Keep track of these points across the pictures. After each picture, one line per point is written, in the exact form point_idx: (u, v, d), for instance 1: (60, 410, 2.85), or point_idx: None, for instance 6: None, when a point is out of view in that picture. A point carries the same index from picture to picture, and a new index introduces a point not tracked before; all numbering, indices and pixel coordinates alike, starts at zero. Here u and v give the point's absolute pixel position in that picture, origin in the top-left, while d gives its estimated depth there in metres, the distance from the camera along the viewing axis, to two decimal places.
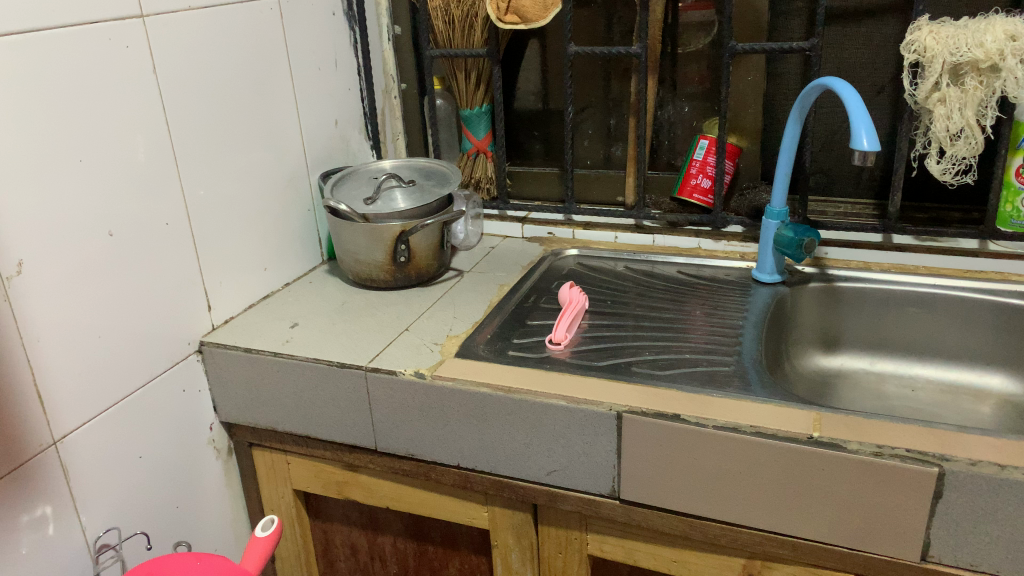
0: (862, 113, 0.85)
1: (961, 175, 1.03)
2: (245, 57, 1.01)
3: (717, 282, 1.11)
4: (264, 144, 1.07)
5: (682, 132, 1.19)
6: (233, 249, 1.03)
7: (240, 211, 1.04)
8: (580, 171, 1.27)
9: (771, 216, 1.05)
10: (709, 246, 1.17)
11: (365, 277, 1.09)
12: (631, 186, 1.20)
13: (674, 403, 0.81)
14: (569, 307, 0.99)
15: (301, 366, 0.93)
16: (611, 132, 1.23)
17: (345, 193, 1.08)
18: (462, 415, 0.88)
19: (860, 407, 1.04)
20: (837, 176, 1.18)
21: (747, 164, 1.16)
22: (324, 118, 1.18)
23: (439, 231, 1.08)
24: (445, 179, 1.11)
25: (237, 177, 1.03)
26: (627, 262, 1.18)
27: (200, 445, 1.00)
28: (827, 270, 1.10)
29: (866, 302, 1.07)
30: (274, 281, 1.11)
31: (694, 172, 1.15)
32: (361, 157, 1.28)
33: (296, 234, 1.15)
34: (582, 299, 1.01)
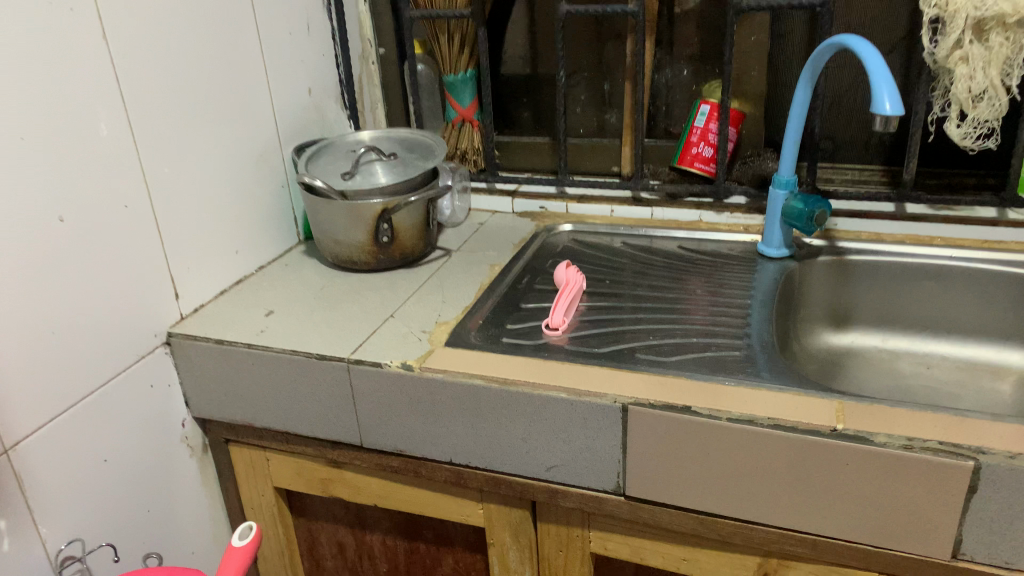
0: (884, 74, 0.79)
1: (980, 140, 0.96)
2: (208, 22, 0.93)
3: (721, 258, 1.05)
4: (231, 117, 0.98)
5: (681, 97, 1.12)
6: (202, 231, 0.96)
7: (207, 190, 0.96)
8: (573, 140, 1.20)
9: (779, 186, 0.98)
10: (711, 219, 1.10)
11: (346, 259, 1.01)
12: (627, 155, 1.13)
13: (685, 394, 0.75)
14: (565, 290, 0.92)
15: (278, 359, 0.87)
16: (605, 98, 1.16)
17: (322, 168, 1.00)
18: (454, 409, 0.81)
19: (873, 388, 0.99)
20: (846, 142, 1.11)
21: (749, 130, 1.10)
22: (297, 86, 1.10)
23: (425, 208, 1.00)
24: (428, 152, 1.04)
25: (203, 153, 0.94)
26: (625, 237, 1.11)
27: (171, 444, 0.93)
28: (837, 243, 1.03)
29: (878, 276, 1.01)
30: (247, 265, 1.04)
31: (695, 140, 1.08)
32: (338, 128, 1.20)
33: (270, 214, 1.07)
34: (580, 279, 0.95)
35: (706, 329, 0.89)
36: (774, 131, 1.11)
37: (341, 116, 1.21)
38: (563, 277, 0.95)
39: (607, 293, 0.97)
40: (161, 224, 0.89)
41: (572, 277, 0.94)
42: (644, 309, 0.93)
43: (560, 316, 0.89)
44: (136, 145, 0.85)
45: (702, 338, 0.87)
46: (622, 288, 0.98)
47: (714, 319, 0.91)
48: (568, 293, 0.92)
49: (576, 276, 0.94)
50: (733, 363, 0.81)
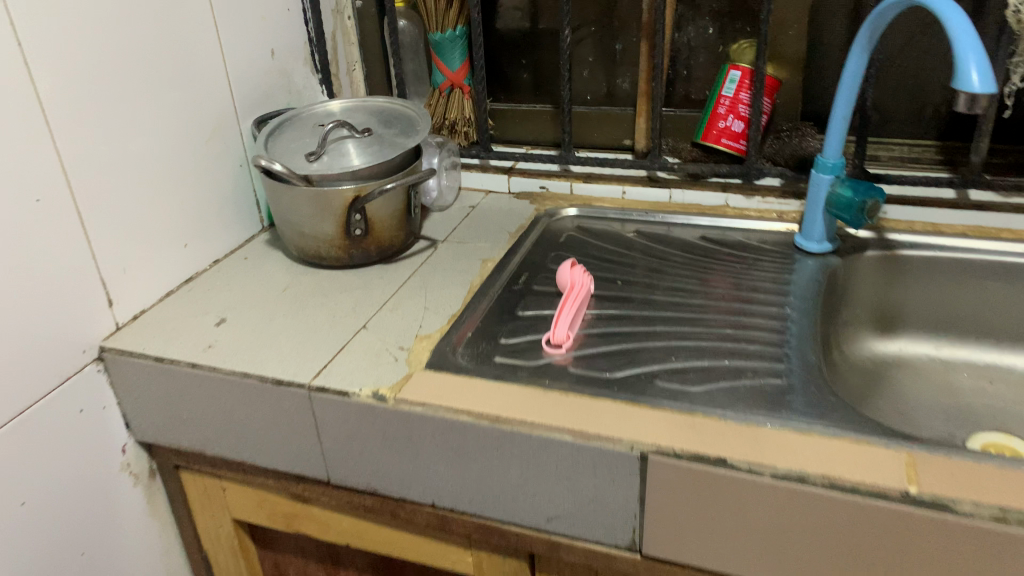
0: (971, 38, 0.63)
1: None
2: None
3: (751, 251, 0.90)
4: (172, 85, 0.82)
5: (706, 60, 0.96)
6: (141, 224, 0.81)
7: (144, 173, 0.80)
8: (578, 109, 1.04)
9: (823, 170, 0.83)
10: (739, 204, 0.95)
11: (313, 254, 0.86)
12: (643, 129, 0.99)
13: (717, 440, 0.61)
14: (570, 296, 0.78)
15: (227, 382, 0.73)
16: (617, 60, 1.00)
17: (284, 147, 0.85)
18: (436, 447, 0.68)
19: (927, 406, 0.85)
20: (896, 114, 0.95)
21: (785, 100, 0.94)
22: (257, 47, 0.94)
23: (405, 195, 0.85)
24: (410, 127, 0.88)
25: (136, 129, 0.79)
26: (638, 225, 0.96)
27: (110, 474, 0.80)
28: (887, 235, 0.89)
29: (935, 275, 0.87)
30: (199, 259, 0.89)
31: (723, 113, 0.92)
32: (308, 95, 1.04)
33: (226, 199, 0.92)
34: (588, 282, 0.80)
35: (736, 342, 0.75)
36: (814, 100, 0.95)
37: (311, 80, 1.05)
38: (568, 278, 0.81)
39: (619, 295, 0.82)
40: (83, 217, 0.74)
41: (579, 279, 0.80)
42: (662, 315, 0.79)
43: (565, 330, 0.74)
44: (45, 123, 0.69)
45: (731, 354, 0.73)
46: (636, 288, 0.84)
47: (745, 330, 0.77)
48: (574, 301, 0.78)
49: (584, 279, 0.80)
50: (772, 393, 0.67)
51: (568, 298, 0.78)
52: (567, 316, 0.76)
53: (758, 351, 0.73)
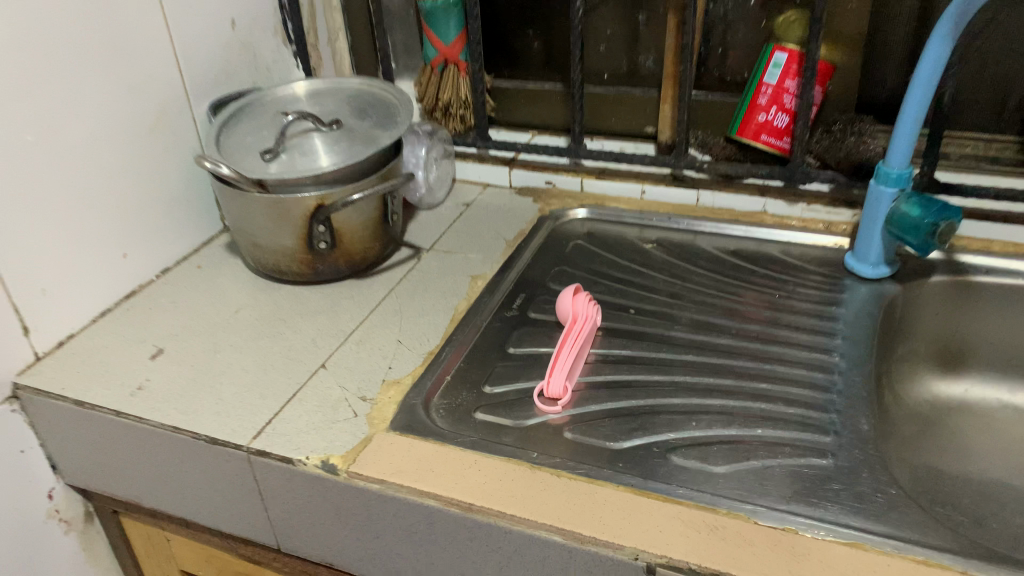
0: None
1: None
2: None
3: (792, 271, 0.76)
4: (104, 67, 0.68)
5: (746, 36, 0.80)
6: (66, 236, 0.68)
7: (69, 175, 0.67)
8: (593, 89, 0.89)
9: (886, 182, 0.68)
10: (779, 212, 0.80)
11: (272, 268, 0.74)
12: (666, 117, 0.83)
13: (747, 553, 0.48)
14: (570, 334, 0.65)
15: (157, 436, 0.61)
16: (639, 34, 0.84)
17: (236, 141, 0.72)
18: (399, 529, 0.56)
19: (996, 465, 0.71)
20: (972, 106, 0.79)
21: (839, 87, 0.78)
22: (214, 16, 0.79)
23: (380, 201, 0.72)
24: (388, 118, 0.74)
25: (56, 123, 0.65)
26: (658, 233, 0.82)
27: (34, 526, 0.69)
28: (956, 256, 0.74)
29: (1013, 307, 0.72)
30: (144, 269, 0.77)
31: (764, 104, 0.76)
32: (279, 70, 0.90)
33: (176, 197, 0.79)
34: (593, 313, 0.67)
35: (771, 398, 0.61)
36: None
37: (281, 50, 0.90)
38: (569, 309, 0.68)
39: (631, 329, 0.69)
40: None
41: (585, 310, 0.67)
42: (681, 353, 0.66)
43: (563, 380, 0.61)
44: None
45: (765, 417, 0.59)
46: (654, 318, 0.70)
47: (783, 381, 0.63)
48: (575, 340, 0.64)
49: (588, 309, 0.67)
50: (815, 477, 0.54)
51: (569, 335, 0.65)
52: (567, 360, 0.62)
53: (798, 414, 0.60)
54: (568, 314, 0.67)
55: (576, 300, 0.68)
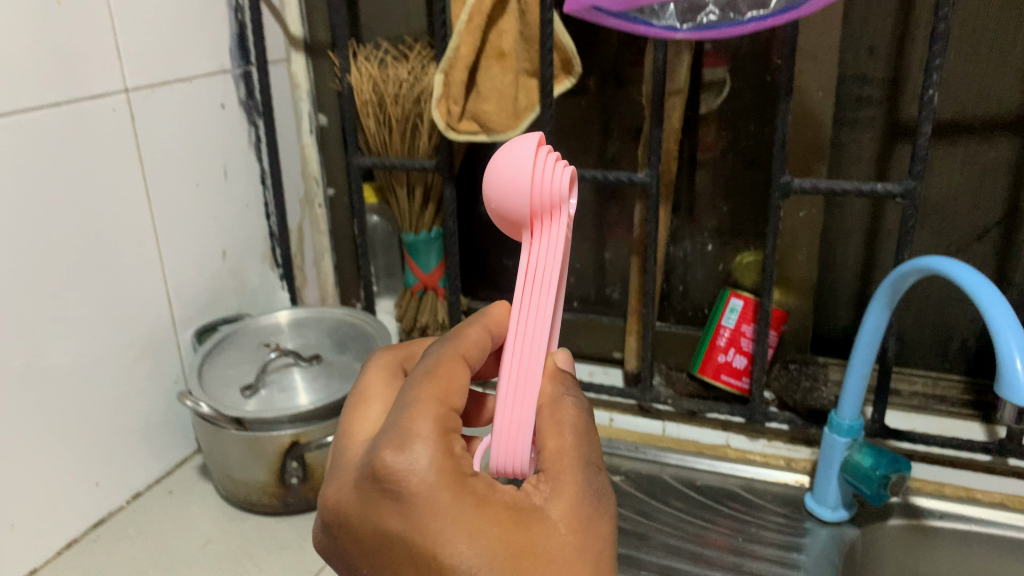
0: (1017, 330, 0.54)
1: (955, 416, 0.83)
2: (63, 166, 0.68)
3: (755, 508, 0.77)
4: (94, 287, 0.73)
5: (705, 277, 0.88)
6: (43, 468, 0.69)
7: (52, 399, 0.70)
8: (564, 314, 0.95)
9: (837, 431, 0.72)
10: (741, 445, 0.84)
11: (240, 498, 0.75)
12: (632, 348, 0.87)
13: None
14: (526, 277, 0.44)
15: None
16: (606, 268, 0.93)
17: (222, 377, 0.75)
18: None
19: None
20: (917, 344, 0.86)
21: (794, 331, 0.84)
22: (206, 248, 0.84)
23: None
24: (366, 353, 0.78)
25: (39, 349, 0.68)
26: (624, 460, 0.84)
27: None
28: (910, 497, 0.75)
29: (949, 556, 0.73)
30: (112, 498, 0.76)
31: (722, 345, 0.82)
32: (264, 294, 0.94)
33: (155, 424, 0.80)
34: (569, 169, 0.44)
35: None
36: (827, 323, 0.87)
37: (269, 272, 0.94)
38: (518, 154, 0.43)
39: None
40: None
41: (548, 184, 0.43)
42: None
43: (525, 452, 0.44)
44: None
45: None
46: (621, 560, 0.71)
47: None
48: (530, 312, 0.44)
49: (558, 162, 0.44)
50: None
51: (531, 264, 0.44)
52: (526, 384, 0.44)
53: None
54: (511, 164, 0.43)
55: (529, 139, 0.44)
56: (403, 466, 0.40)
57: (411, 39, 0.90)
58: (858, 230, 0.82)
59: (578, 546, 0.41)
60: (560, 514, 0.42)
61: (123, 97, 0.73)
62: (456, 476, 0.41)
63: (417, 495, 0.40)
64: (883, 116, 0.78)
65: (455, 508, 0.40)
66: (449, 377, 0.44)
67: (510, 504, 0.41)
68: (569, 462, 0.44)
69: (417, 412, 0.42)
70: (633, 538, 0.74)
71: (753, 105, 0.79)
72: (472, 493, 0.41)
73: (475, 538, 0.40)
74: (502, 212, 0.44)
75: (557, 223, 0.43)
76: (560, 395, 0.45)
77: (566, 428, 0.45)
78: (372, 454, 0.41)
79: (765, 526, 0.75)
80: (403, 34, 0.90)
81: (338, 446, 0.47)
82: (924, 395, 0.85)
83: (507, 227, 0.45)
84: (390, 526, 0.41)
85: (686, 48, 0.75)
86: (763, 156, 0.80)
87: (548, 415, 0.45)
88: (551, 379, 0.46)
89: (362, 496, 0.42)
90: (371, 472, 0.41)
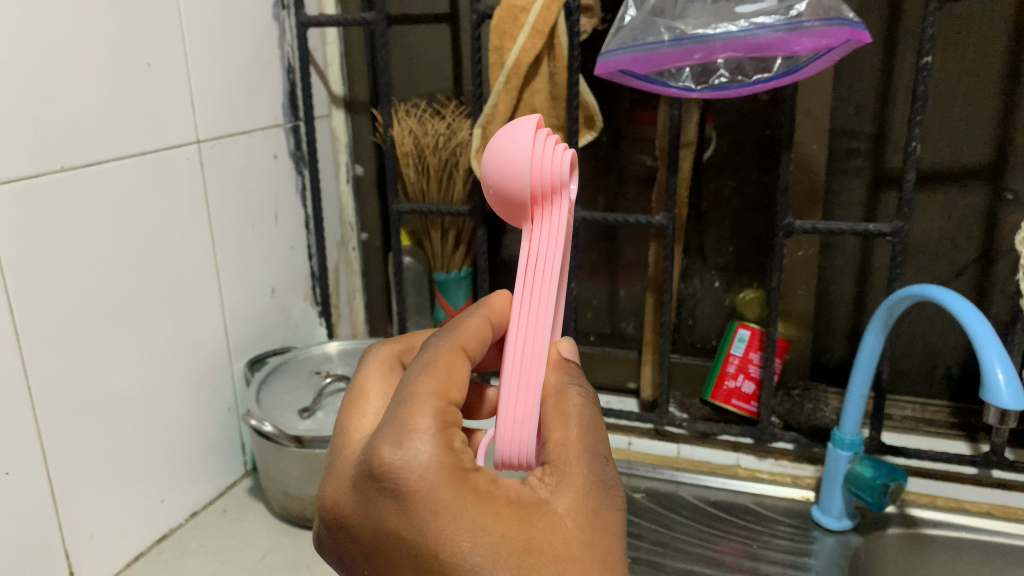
0: (997, 344, 0.63)
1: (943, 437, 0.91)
2: (151, 209, 0.75)
3: (766, 519, 0.84)
4: (160, 320, 0.78)
5: (712, 311, 0.97)
6: (119, 484, 0.75)
7: (121, 426, 0.74)
8: (582, 347, 1.03)
9: (840, 446, 0.79)
10: (751, 464, 0.92)
11: (296, 512, 0.83)
12: (649, 377, 0.96)
13: None
14: (528, 267, 0.47)
15: None
16: (620, 304, 1.01)
17: (281, 401, 0.82)
18: None
19: None
20: (906, 371, 0.94)
21: (796, 359, 0.93)
22: (258, 285, 0.92)
23: None
24: None
25: (110, 377, 0.72)
26: (643, 479, 0.91)
27: None
28: (906, 508, 0.83)
29: (944, 561, 0.80)
30: (173, 515, 0.82)
31: (732, 371, 0.91)
32: (303, 329, 1.02)
33: (211, 446, 0.86)
34: (566, 152, 0.47)
35: None
36: (824, 353, 0.96)
37: (308, 308, 1.03)
38: (518, 137, 0.47)
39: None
40: (54, 481, 0.68)
41: (547, 165, 0.46)
42: None
43: (531, 441, 0.46)
44: (20, 363, 0.64)
45: None
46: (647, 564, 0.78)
47: None
48: (532, 304, 0.47)
49: (555, 146, 0.47)
50: None
51: (532, 249, 0.47)
52: (532, 371, 0.47)
53: None
54: (511, 142, 0.47)
55: (528, 123, 0.48)
56: (403, 464, 0.40)
57: (442, 96, 0.99)
58: (849, 270, 0.91)
59: (584, 541, 0.42)
60: (566, 508, 0.43)
61: (195, 147, 0.81)
62: (456, 472, 0.41)
63: (417, 495, 0.40)
64: (870, 166, 0.88)
65: (455, 506, 0.41)
66: (449, 368, 0.45)
67: (512, 500, 0.42)
68: (574, 453, 0.45)
69: (414, 407, 0.42)
70: (656, 547, 0.81)
71: (755, 156, 0.88)
72: (472, 490, 0.41)
73: (476, 536, 0.40)
74: (505, 193, 0.47)
75: (558, 204, 0.47)
76: (564, 384, 0.47)
77: (570, 415, 0.46)
78: (369, 452, 0.42)
79: (776, 535, 0.81)
80: (434, 92, 1.00)
81: (337, 443, 0.46)
82: (914, 419, 0.93)
83: (509, 209, 0.48)
84: (391, 526, 0.41)
85: (696, 106, 0.85)
86: (765, 201, 0.90)
87: (552, 405, 0.46)
88: (557, 371, 0.48)
89: (362, 496, 0.42)
90: (370, 472, 0.41)
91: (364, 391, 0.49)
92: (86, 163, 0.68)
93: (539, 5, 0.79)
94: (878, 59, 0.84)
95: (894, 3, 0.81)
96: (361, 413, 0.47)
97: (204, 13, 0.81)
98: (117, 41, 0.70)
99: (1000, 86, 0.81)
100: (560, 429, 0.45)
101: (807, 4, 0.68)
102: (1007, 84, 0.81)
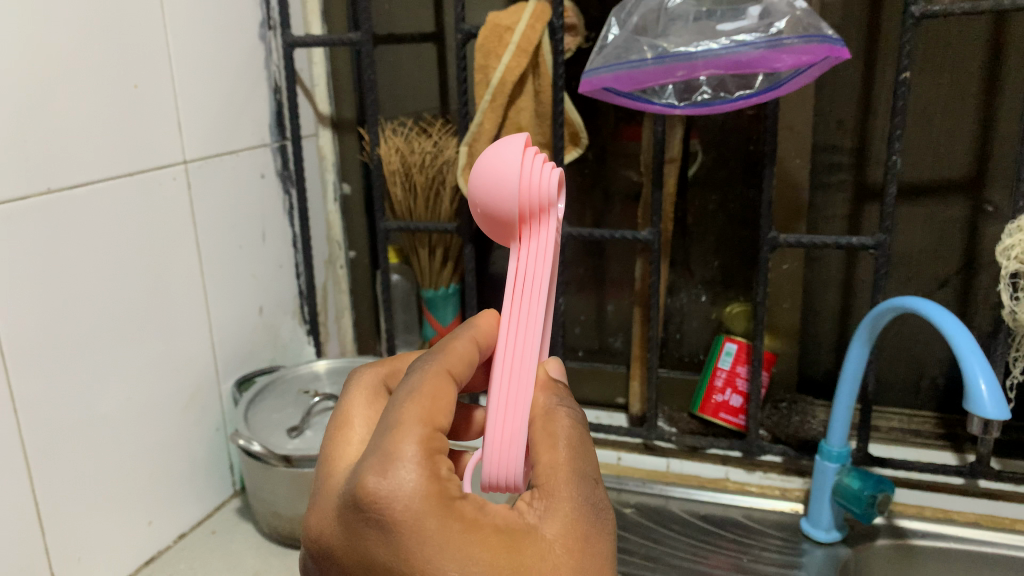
0: (979, 354, 0.64)
1: (931, 449, 0.92)
2: (139, 230, 0.76)
3: (756, 532, 0.84)
4: (147, 341, 0.78)
5: (699, 325, 0.98)
6: (106, 507, 0.74)
7: (108, 447, 0.74)
8: (570, 363, 1.04)
9: (828, 458, 0.80)
10: (740, 478, 0.92)
11: (286, 533, 0.83)
12: (637, 392, 0.97)
13: None
14: (516, 285, 0.47)
15: None
16: (608, 320, 1.02)
17: (269, 421, 0.82)
18: None
19: None
20: (893, 384, 0.95)
21: (782, 372, 0.94)
22: (246, 305, 0.92)
23: None
24: None
25: (97, 399, 0.72)
26: (633, 494, 0.91)
27: None
28: (895, 520, 0.83)
29: (934, 571, 0.81)
30: (161, 536, 0.82)
31: (720, 385, 0.92)
32: (292, 348, 1.02)
33: (199, 468, 0.86)
34: (553, 170, 0.47)
35: None
36: (810, 366, 0.96)
37: (297, 327, 1.03)
38: (506, 156, 0.47)
39: None
40: (40, 504, 0.67)
41: (535, 186, 0.46)
42: None
43: (518, 463, 0.46)
44: (7, 384, 0.64)
45: None
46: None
47: None
48: (520, 322, 0.47)
49: (542, 164, 0.47)
50: None
51: (519, 272, 0.47)
52: (521, 393, 0.46)
53: None
54: (500, 161, 0.47)
55: (516, 141, 0.48)
56: (387, 495, 0.40)
57: (428, 115, 1.00)
58: (834, 284, 0.92)
59: (573, 567, 0.42)
60: (555, 534, 0.43)
61: (182, 167, 0.81)
62: (443, 500, 0.41)
63: (402, 525, 0.40)
64: (852, 180, 0.89)
65: (441, 535, 0.40)
66: (435, 395, 0.45)
67: (500, 528, 0.42)
68: (563, 476, 0.45)
69: (400, 436, 0.42)
70: (647, 561, 0.81)
71: (738, 172, 0.89)
72: (458, 518, 0.41)
73: (463, 565, 0.40)
74: (492, 213, 0.47)
75: (546, 222, 0.47)
76: (553, 405, 0.47)
77: (558, 436, 0.46)
78: (354, 482, 0.42)
79: (766, 547, 0.82)
80: (421, 111, 1.00)
81: (321, 472, 0.46)
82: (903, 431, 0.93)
83: (495, 227, 0.48)
84: (377, 556, 0.41)
85: (680, 123, 0.85)
86: (750, 216, 0.91)
87: (540, 426, 0.47)
88: (545, 392, 0.48)
89: (347, 527, 0.42)
90: (354, 503, 0.41)
91: (347, 418, 0.49)
92: (72, 185, 0.68)
93: (523, 25, 0.80)
94: (858, 75, 0.85)
95: (872, 20, 0.82)
96: (345, 440, 0.47)
97: (191, 35, 0.82)
98: (106, 64, 0.71)
99: (977, 101, 0.82)
100: (549, 453, 0.46)
101: (786, 22, 0.70)
102: (986, 99, 0.82)
